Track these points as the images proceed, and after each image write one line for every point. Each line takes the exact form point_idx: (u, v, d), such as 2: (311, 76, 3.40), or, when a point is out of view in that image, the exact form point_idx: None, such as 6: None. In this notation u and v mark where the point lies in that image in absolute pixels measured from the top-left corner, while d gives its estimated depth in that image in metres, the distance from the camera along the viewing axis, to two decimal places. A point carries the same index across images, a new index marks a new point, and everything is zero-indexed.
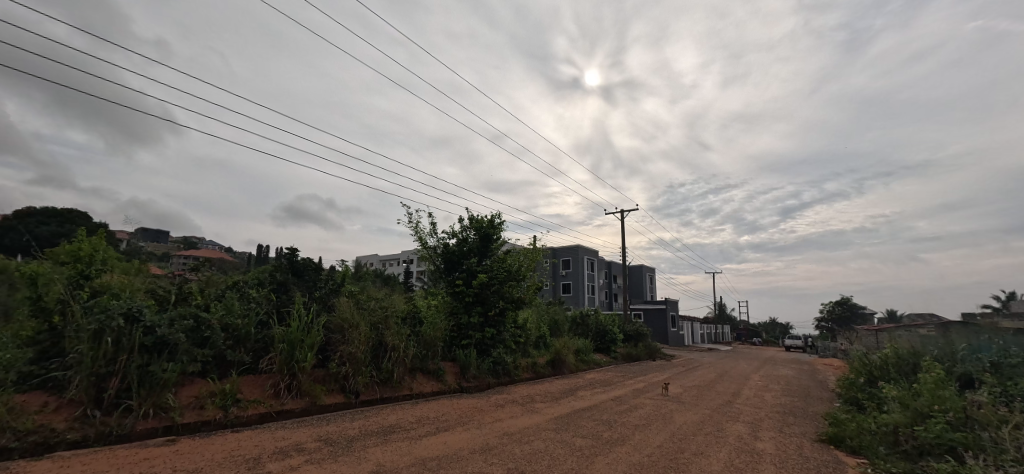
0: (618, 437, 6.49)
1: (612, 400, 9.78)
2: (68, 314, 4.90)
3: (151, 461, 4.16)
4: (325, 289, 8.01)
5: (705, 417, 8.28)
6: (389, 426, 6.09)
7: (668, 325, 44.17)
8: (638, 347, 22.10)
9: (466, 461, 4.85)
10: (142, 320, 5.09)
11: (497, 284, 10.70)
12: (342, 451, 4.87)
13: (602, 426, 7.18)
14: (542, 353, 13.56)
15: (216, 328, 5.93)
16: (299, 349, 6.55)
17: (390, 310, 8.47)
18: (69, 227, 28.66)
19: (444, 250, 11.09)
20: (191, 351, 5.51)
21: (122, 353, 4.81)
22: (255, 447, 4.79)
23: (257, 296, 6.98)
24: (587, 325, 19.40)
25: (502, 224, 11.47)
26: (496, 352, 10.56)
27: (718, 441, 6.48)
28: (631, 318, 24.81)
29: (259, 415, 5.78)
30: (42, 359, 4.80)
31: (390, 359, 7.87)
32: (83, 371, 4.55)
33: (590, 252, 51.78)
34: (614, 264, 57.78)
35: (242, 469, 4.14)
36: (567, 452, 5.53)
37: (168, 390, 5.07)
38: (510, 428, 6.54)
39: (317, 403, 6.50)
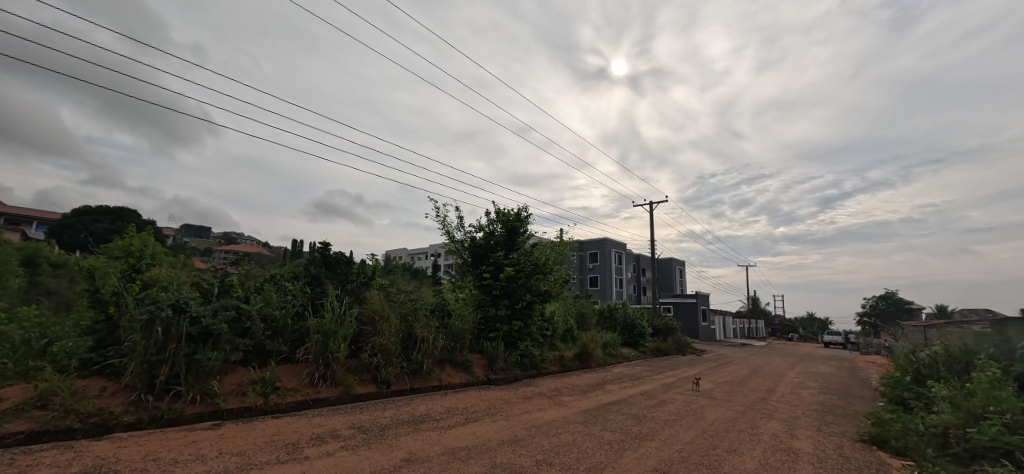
0: (647, 432, 6.41)
1: (641, 394, 9.67)
2: (122, 305, 5.23)
3: (198, 443, 4.41)
4: (357, 282, 8.22)
5: (738, 415, 8.06)
6: (419, 415, 6.23)
7: (698, 319, 43.18)
8: (667, 341, 21.70)
9: (494, 451, 4.91)
10: (188, 311, 5.38)
11: (524, 277, 10.71)
12: (374, 439, 5.02)
13: (631, 420, 7.11)
14: (569, 347, 13.52)
15: (255, 319, 6.21)
16: (332, 340, 6.77)
17: (419, 303, 8.63)
18: (120, 224, 30.51)
19: (471, 244, 11.19)
20: (233, 341, 5.78)
21: (171, 342, 5.09)
22: (293, 433, 5.00)
23: (293, 289, 7.24)
24: (615, 318, 19.19)
25: (528, 217, 11.46)
26: (523, 344, 10.61)
27: (753, 439, 6.30)
28: (660, 312, 24.41)
29: (296, 403, 6.02)
30: (100, 347, 5.14)
31: (420, 351, 8.04)
32: (136, 359, 4.85)
33: (617, 245, 51.09)
34: (642, 257, 56.84)
35: (281, 453, 4.33)
36: (595, 445, 5.51)
37: (213, 377, 5.35)
38: (538, 420, 6.57)
39: (350, 392, 6.71)
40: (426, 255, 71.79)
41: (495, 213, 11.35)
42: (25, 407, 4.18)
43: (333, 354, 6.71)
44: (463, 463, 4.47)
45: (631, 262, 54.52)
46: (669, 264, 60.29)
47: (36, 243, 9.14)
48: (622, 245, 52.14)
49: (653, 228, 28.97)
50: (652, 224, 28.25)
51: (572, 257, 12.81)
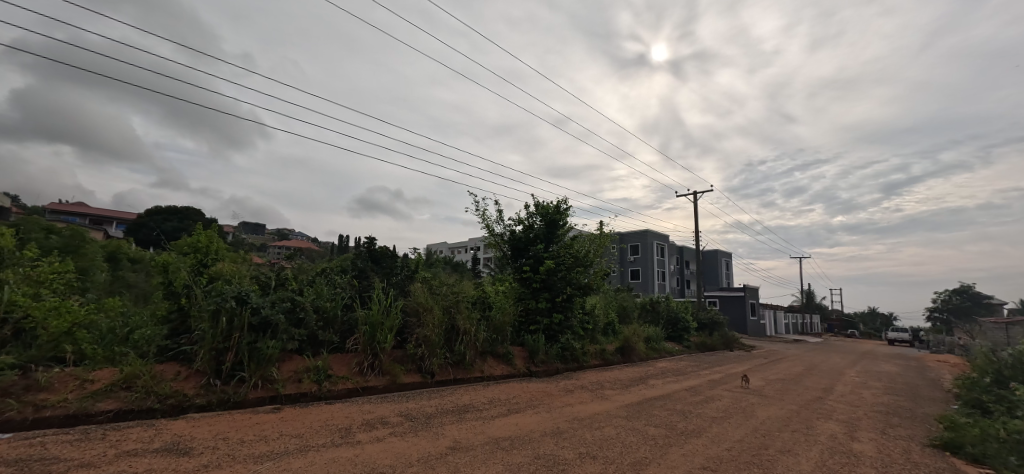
0: (694, 429, 6.21)
1: (686, 390, 9.40)
2: (192, 296, 5.67)
3: (261, 425, 4.73)
4: (401, 275, 8.48)
5: (792, 414, 7.65)
6: (463, 405, 6.37)
7: (747, 313, 41.36)
8: (713, 336, 20.94)
9: (538, 443, 4.94)
10: (250, 302, 5.77)
11: (565, 270, 10.63)
12: (421, 426, 5.19)
13: (677, 416, 6.94)
14: (611, 341, 13.32)
15: (309, 310, 6.56)
16: (379, 331, 7.03)
17: (461, 295, 8.80)
18: (187, 223, 33.04)
19: (511, 237, 11.25)
20: (289, 331, 6.14)
21: (234, 331, 5.47)
22: (345, 418, 5.26)
23: (342, 282, 7.58)
24: (658, 312, 18.73)
25: (568, 210, 11.38)
26: (564, 337, 10.56)
27: (808, 440, 5.97)
28: (706, 306, 23.57)
29: (347, 390, 6.32)
30: (174, 335, 5.61)
31: (462, 342, 8.20)
32: (206, 346, 5.27)
33: (659, 236, 49.68)
34: (685, 250, 55.00)
35: (336, 437, 4.57)
36: (640, 440, 5.43)
37: (272, 364, 5.70)
38: (580, 413, 6.54)
39: (396, 381, 6.95)
40: (466, 249, 72.94)
41: (534, 206, 11.34)
42: (114, 388, 4.65)
43: (380, 345, 6.97)
44: (507, 453, 4.54)
45: (673, 254, 52.85)
46: (715, 256, 58.00)
47: (118, 240, 10.10)
48: (665, 237, 50.68)
49: (697, 218, 27.91)
50: (697, 215, 27.20)
51: (612, 250, 12.60)
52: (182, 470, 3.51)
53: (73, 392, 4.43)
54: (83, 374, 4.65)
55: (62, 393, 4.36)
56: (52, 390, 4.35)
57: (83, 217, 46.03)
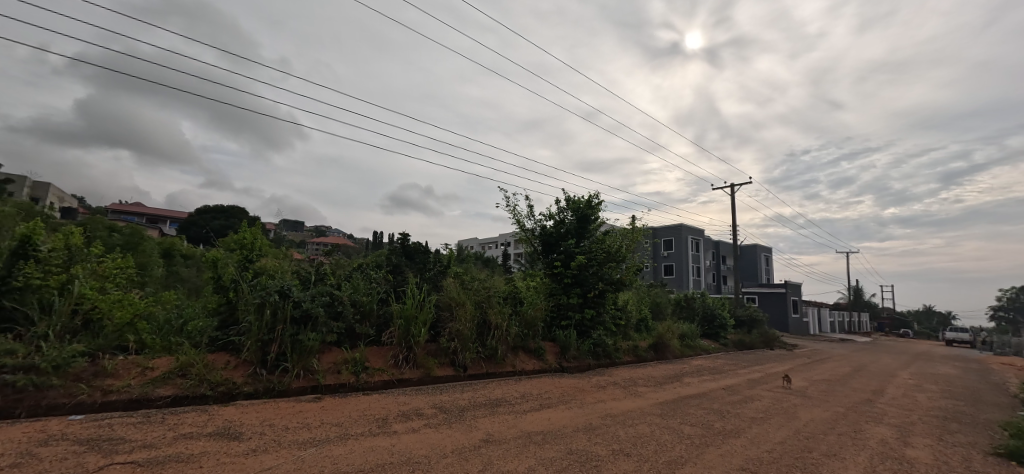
0: (732, 429, 6.01)
1: (723, 389, 9.12)
2: (239, 290, 5.98)
3: (304, 413, 4.94)
4: (433, 270, 8.62)
5: (838, 416, 7.29)
6: (496, 399, 6.43)
7: (788, 311, 39.63)
8: (752, 334, 20.18)
9: (570, 439, 4.93)
10: (291, 296, 6.03)
11: (597, 265, 10.51)
12: (455, 419, 5.28)
13: (713, 415, 6.75)
14: (644, 337, 13.08)
15: (346, 304, 6.79)
16: (414, 325, 7.19)
17: (492, 290, 8.87)
18: (233, 220, 34.90)
19: (541, 232, 11.22)
20: (329, 323, 6.37)
21: (278, 324, 5.73)
22: (382, 409, 5.42)
23: (378, 277, 7.79)
24: (693, 308, 18.22)
25: (600, 204, 11.24)
26: (596, 333, 10.46)
27: (856, 444, 5.66)
28: (743, 303, 22.73)
29: (383, 382, 6.50)
30: (224, 327, 5.93)
31: (494, 337, 8.27)
32: (252, 337, 5.55)
33: (694, 231, 48.26)
34: (722, 244, 53.16)
35: (373, 427, 4.72)
36: (675, 439, 5.31)
37: (313, 355, 5.94)
38: (613, 410, 6.46)
39: (430, 374, 7.09)
40: (497, 244, 73.35)
41: (565, 201, 11.27)
42: (170, 376, 4.97)
43: (414, 338, 7.13)
44: (539, 447, 4.55)
45: (709, 249, 51.20)
46: (753, 251, 55.79)
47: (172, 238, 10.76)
48: (700, 232, 49.20)
49: (734, 212, 26.95)
50: (734, 208, 26.29)
51: (645, 245, 12.36)
52: (233, 453, 3.72)
53: (136, 378, 4.78)
54: (143, 362, 5.00)
55: (125, 379, 4.71)
56: (117, 376, 4.71)
57: (140, 217, 49.27)
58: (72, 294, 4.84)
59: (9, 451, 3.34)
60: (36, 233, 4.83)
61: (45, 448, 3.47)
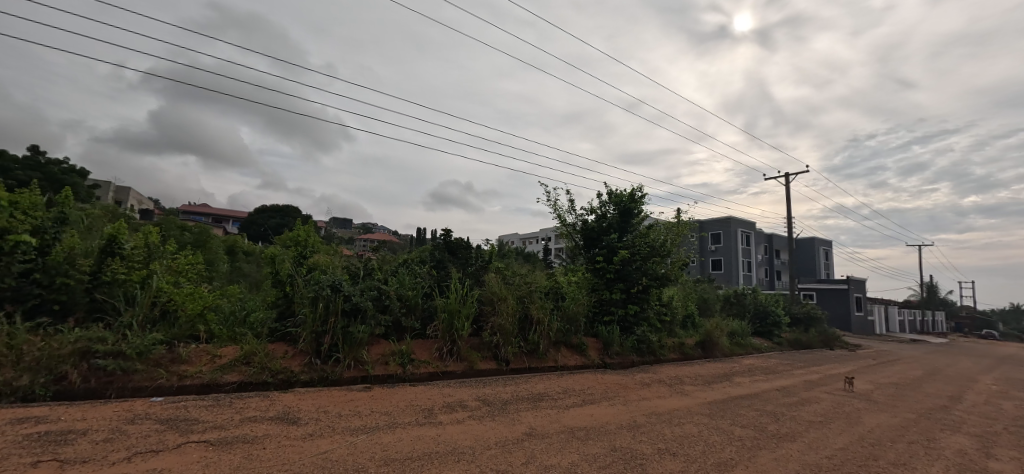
0: (787, 432, 5.69)
1: (777, 390, 8.67)
2: (295, 284, 6.35)
3: (356, 401, 5.19)
4: (476, 265, 8.75)
5: (907, 423, 6.73)
6: (538, 393, 6.45)
7: (851, 308, 36.97)
8: (809, 333, 18.99)
9: (614, 435, 4.87)
10: (342, 290, 6.32)
11: (640, 260, 10.26)
12: (498, 411, 5.36)
13: (766, 417, 6.43)
14: (690, 334, 12.63)
15: (393, 298, 7.03)
16: (457, 318, 7.33)
17: (534, 285, 8.91)
18: (288, 219, 37.01)
19: (583, 226, 11.10)
20: (377, 316, 6.63)
21: (330, 316, 6.04)
22: (428, 400, 5.59)
23: (422, 272, 8.01)
24: (743, 305, 17.39)
25: (644, 197, 10.96)
26: (640, 329, 10.22)
27: (929, 453, 5.21)
28: (799, 300, 21.43)
29: (429, 374, 6.68)
30: (282, 318, 6.31)
31: (536, 332, 8.28)
32: (307, 329, 5.89)
33: (744, 224, 46.01)
34: (775, 238, 50.29)
35: (420, 417, 4.88)
36: (724, 440, 5.11)
37: (362, 347, 6.20)
38: (657, 408, 6.32)
39: (473, 367, 7.21)
40: (538, 240, 73.26)
41: (607, 194, 11.07)
42: (237, 363, 5.37)
43: (458, 332, 7.28)
44: (583, 443, 4.52)
45: (760, 243, 48.61)
46: (811, 244, 52.36)
47: (235, 236, 11.60)
48: (751, 224, 46.81)
49: (789, 203, 25.42)
50: (789, 199, 24.81)
51: (692, 239, 11.92)
52: (293, 437, 3.97)
53: (207, 364, 5.20)
54: (213, 350, 5.42)
55: (198, 365, 5.13)
56: (191, 362, 5.15)
57: (207, 217, 53.33)
58: (151, 288, 5.34)
59: (104, 427, 3.75)
60: (120, 232, 5.33)
61: (132, 425, 3.85)
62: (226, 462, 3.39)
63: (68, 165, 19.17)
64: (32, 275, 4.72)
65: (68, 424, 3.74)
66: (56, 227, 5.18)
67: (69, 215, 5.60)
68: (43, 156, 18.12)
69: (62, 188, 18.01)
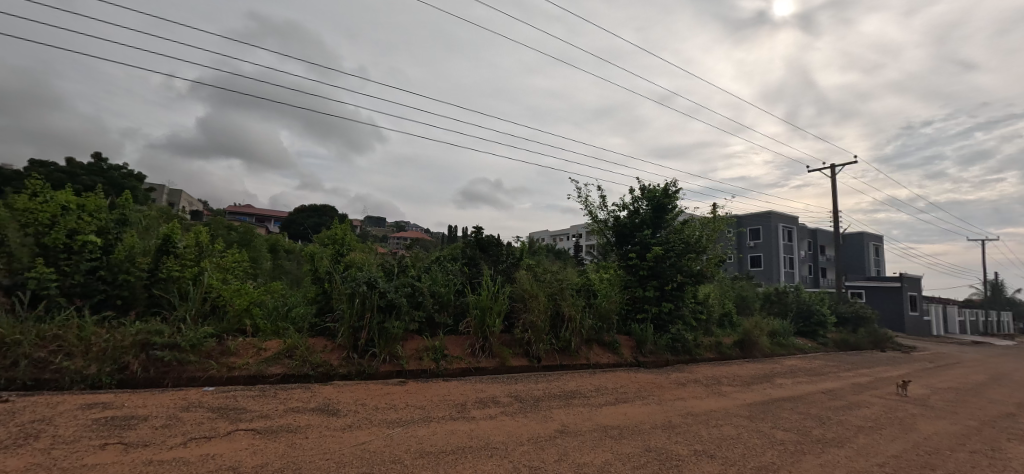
0: (834, 438, 5.41)
1: (822, 393, 8.26)
2: (333, 281, 6.58)
3: (392, 395, 5.34)
4: (507, 263, 8.78)
5: (969, 431, 6.26)
6: (570, 391, 6.42)
7: (904, 308, 34.72)
8: (858, 333, 17.97)
9: (648, 435, 4.78)
10: (378, 287, 6.49)
11: (675, 256, 9.99)
12: (530, 408, 5.37)
13: (811, 421, 6.14)
14: (728, 333, 12.22)
15: (426, 295, 7.16)
16: (489, 315, 7.38)
17: (565, 282, 8.86)
18: (326, 218, 38.39)
19: (615, 222, 10.92)
20: (411, 312, 6.77)
21: (367, 312, 6.22)
22: (461, 395, 5.67)
23: (454, 269, 8.14)
24: (785, 303, 16.63)
25: (678, 192, 10.66)
26: (674, 328, 9.97)
27: (994, 465, 4.83)
28: (847, 298, 20.28)
29: (461, 370, 6.77)
30: (321, 314, 6.56)
31: (568, 329, 8.23)
32: (346, 324, 6.09)
33: (785, 219, 44.03)
34: (820, 233, 47.82)
35: (453, 412, 4.96)
36: (766, 444, 4.91)
37: (397, 342, 6.35)
38: (693, 409, 6.15)
39: (505, 364, 7.24)
40: (568, 236, 72.68)
41: (639, 190, 10.85)
42: (281, 356, 5.62)
43: (490, 328, 7.33)
44: (616, 442, 4.46)
45: (804, 239, 46.35)
46: (860, 240, 49.44)
47: (277, 235, 12.13)
48: (792, 219, 44.74)
49: (835, 196, 24.13)
50: (835, 193, 23.56)
51: (729, 235, 11.51)
52: (333, 427, 4.12)
53: (253, 357, 5.47)
54: (258, 343, 5.69)
55: (245, 358, 5.40)
56: (239, 354, 5.44)
57: (252, 218, 56.26)
58: (203, 284, 5.67)
59: (162, 414, 4.02)
60: (173, 231, 5.66)
61: (187, 413, 4.11)
62: (272, 449, 3.56)
63: (127, 170, 20.58)
64: (98, 272, 5.10)
65: (131, 410, 4.03)
66: (117, 228, 5.55)
67: (129, 217, 6.00)
68: (105, 162, 19.53)
69: (122, 192, 19.39)
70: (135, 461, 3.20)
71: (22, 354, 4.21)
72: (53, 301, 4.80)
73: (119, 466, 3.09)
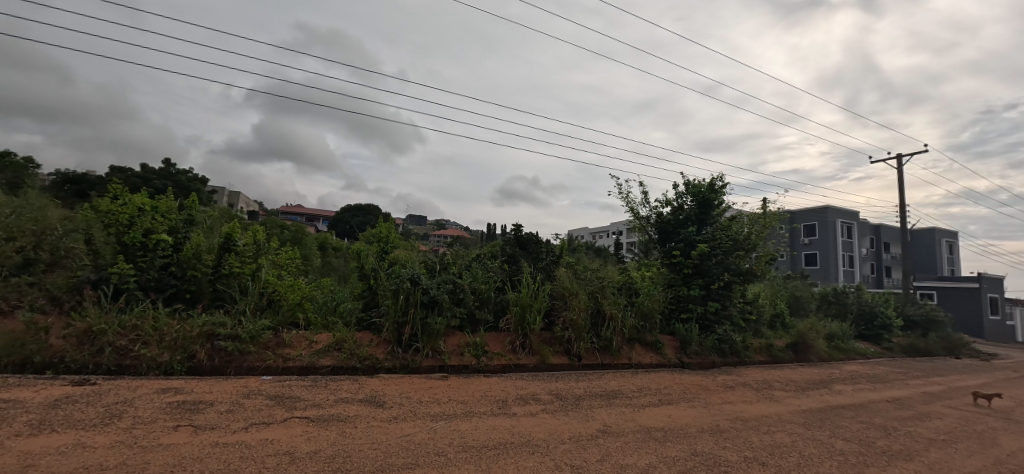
0: (902, 450, 5.01)
1: (887, 401, 7.67)
2: (378, 277, 6.82)
3: (435, 389, 5.46)
4: (547, 260, 8.74)
5: None
6: (612, 391, 6.31)
7: (983, 311, 31.57)
8: (929, 338, 16.52)
9: (695, 439, 4.62)
10: (420, 283, 6.66)
11: (722, 254, 9.58)
12: (571, 407, 5.33)
13: (875, 432, 5.71)
14: (779, 335, 11.58)
15: (467, 291, 7.26)
16: (529, 312, 7.41)
17: (606, 280, 8.72)
18: (371, 217, 39.78)
19: (658, 219, 10.61)
20: (452, 308, 6.90)
21: (410, 308, 6.40)
22: (502, 391, 5.71)
23: (495, 266, 8.21)
24: (845, 304, 15.54)
25: (725, 187, 10.21)
26: (721, 328, 9.57)
27: None
28: (916, 300, 18.68)
29: (502, 366, 6.81)
30: (368, 309, 6.81)
31: (609, 328, 8.09)
32: (390, 319, 6.29)
33: (844, 214, 41.14)
34: (884, 229, 44.34)
35: (495, 407, 5.01)
36: (824, 453, 4.62)
37: (439, 337, 6.50)
38: (743, 413, 5.88)
39: (546, 362, 7.22)
40: (608, 234, 71.39)
41: (684, 185, 10.48)
42: (330, 349, 5.88)
43: (530, 326, 7.34)
44: (661, 444, 4.35)
45: (865, 235, 43.10)
46: (931, 236, 45.34)
47: (325, 233, 12.71)
48: (852, 214, 41.74)
49: (903, 189, 22.26)
50: (902, 186, 21.75)
51: (782, 231, 10.91)
52: (379, 418, 4.28)
53: (306, 349, 5.76)
54: (310, 336, 5.98)
55: (298, 349, 5.70)
56: (293, 346, 5.74)
57: (303, 217, 59.43)
58: (260, 280, 6.04)
59: (226, 400, 4.32)
60: (234, 230, 6.05)
61: (248, 400, 4.40)
62: (324, 437, 3.74)
63: (192, 174, 22.25)
64: (170, 268, 5.55)
65: (200, 395, 4.37)
66: (186, 227, 6.01)
67: (196, 217, 6.46)
68: (174, 167, 21.21)
69: (188, 194, 20.94)
70: (204, 442, 3.46)
71: (106, 342, 4.66)
72: (131, 294, 5.27)
73: (190, 447, 3.36)
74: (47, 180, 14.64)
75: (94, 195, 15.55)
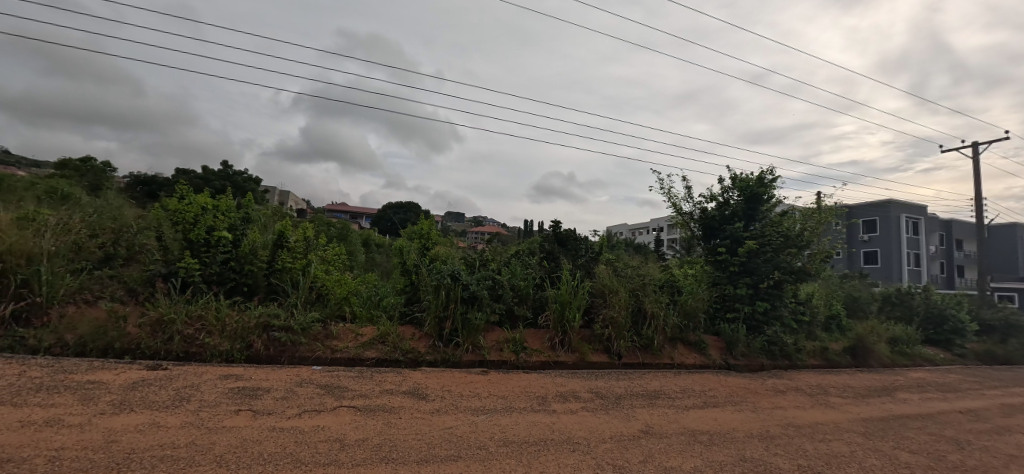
0: (977, 466, 4.60)
1: (961, 412, 7.05)
2: (420, 273, 7.00)
3: (475, 383, 5.54)
4: (586, 257, 8.64)
5: None
6: (654, 391, 6.16)
7: None
8: (1010, 345, 15.03)
9: (743, 444, 4.44)
10: (460, 279, 6.74)
11: (772, 251, 9.10)
12: (611, 406, 5.26)
13: (946, 444, 5.26)
14: (836, 338, 10.88)
15: (506, 288, 7.32)
16: (568, 309, 7.36)
17: (647, 278, 8.52)
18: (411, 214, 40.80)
19: (702, 215, 10.22)
20: (491, 304, 6.96)
21: (450, 303, 6.52)
22: (541, 388, 5.71)
23: (533, 263, 8.21)
24: (911, 306, 14.38)
25: (775, 181, 9.68)
26: (771, 329, 9.11)
27: None
28: (996, 303, 17.02)
29: (541, 362, 6.81)
30: (410, 303, 6.99)
31: (650, 326, 7.90)
32: (432, 313, 6.44)
33: (910, 208, 38.07)
34: (956, 225, 40.67)
35: (535, 404, 5.02)
36: (887, 465, 4.33)
37: (479, 332, 6.58)
38: (795, 419, 5.58)
39: (585, 359, 7.13)
40: (648, 230, 69.72)
41: (731, 179, 10.03)
42: (375, 341, 6.08)
43: (569, 323, 7.28)
44: (707, 448, 4.21)
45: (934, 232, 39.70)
46: (1012, 233, 41.12)
47: (369, 231, 13.17)
48: (919, 209, 38.55)
49: (979, 181, 20.32)
50: (979, 177, 19.87)
51: (839, 228, 10.25)
52: (423, 410, 4.40)
53: (352, 341, 6.00)
54: (356, 329, 6.21)
55: (345, 341, 5.95)
56: (341, 338, 6.00)
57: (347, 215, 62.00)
58: (310, 274, 6.34)
59: (281, 387, 4.58)
60: (286, 227, 6.37)
61: (301, 388, 4.64)
62: (371, 426, 3.89)
63: (248, 175, 23.67)
64: (230, 263, 5.92)
65: (258, 382, 4.66)
66: (243, 224, 6.39)
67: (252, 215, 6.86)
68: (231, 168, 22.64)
69: (244, 194, 22.30)
70: (262, 426, 3.69)
71: (176, 330, 5.05)
72: (197, 286, 5.68)
73: (250, 430, 3.58)
74: (123, 182, 16.01)
75: (163, 195, 16.87)
